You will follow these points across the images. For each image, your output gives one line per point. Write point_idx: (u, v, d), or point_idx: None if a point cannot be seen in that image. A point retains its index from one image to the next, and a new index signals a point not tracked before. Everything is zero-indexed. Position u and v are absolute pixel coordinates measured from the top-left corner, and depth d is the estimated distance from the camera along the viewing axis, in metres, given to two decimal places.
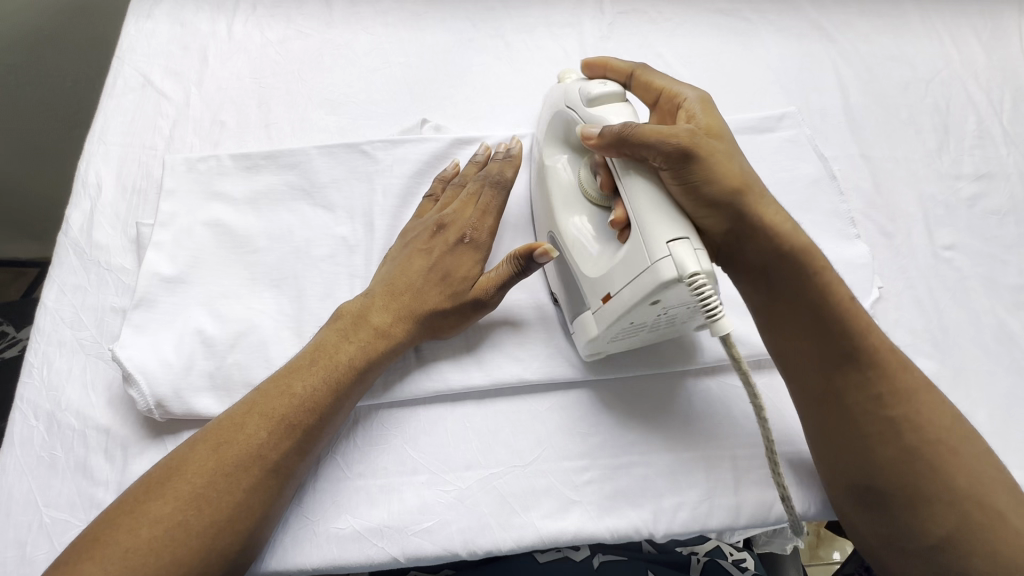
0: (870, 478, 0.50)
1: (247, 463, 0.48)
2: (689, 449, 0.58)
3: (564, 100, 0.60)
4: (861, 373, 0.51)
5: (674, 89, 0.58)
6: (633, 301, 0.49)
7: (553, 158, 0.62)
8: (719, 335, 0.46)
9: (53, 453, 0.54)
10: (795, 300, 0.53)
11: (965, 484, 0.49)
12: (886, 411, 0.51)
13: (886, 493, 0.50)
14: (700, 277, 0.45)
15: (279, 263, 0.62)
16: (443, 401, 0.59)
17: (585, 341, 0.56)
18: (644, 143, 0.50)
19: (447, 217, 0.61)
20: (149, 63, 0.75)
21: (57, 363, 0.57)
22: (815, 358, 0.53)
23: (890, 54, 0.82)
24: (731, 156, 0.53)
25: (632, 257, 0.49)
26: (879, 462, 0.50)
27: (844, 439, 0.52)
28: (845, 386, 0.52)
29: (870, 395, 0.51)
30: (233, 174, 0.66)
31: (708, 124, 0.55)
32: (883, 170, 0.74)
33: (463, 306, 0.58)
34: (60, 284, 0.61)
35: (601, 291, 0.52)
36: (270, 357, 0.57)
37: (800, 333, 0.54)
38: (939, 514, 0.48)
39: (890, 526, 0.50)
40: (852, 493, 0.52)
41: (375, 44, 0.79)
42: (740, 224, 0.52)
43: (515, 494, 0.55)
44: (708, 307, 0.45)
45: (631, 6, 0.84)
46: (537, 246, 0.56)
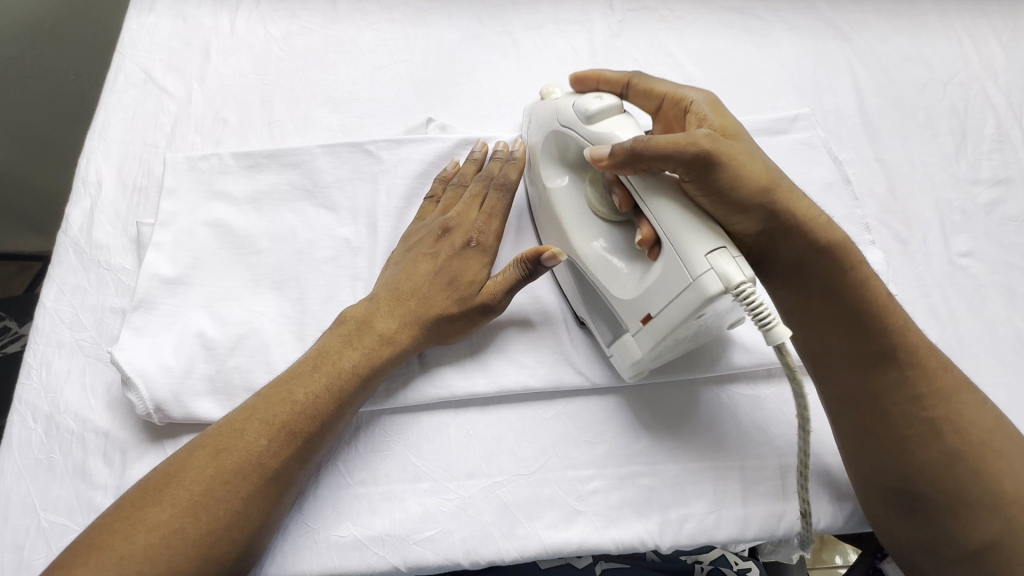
0: (909, 482, 0.49)
1: (246, 471, 0.47)
2: (697, 459, 0.57)
3: (558, 120, 0.58)
4: (898, 374, 0.50)
5: (678, 92, 0.57)
6: (679, 320, 0.47)
7: (554, 181, 0.60)
8: (775, 344, 0.45)
9: (52, 455, 0.53)
10: (830, 300, 0.52)
11: (1008, 487, 0.47)
12: (924, 412, 0.50)
13: (926, 496, 0.48)
14: (747, 287, 0.43)
15: (281, 265, 0.61)
16: (446, 408, 0.58)
17: (627, 363, 0.54)
18: (660, 155, 0.48)
19: (452, 221, 0.60)
20: (151, 58, 0.73)
21: (56, 364, 0.57)
22: (846, 358, 0.52)
23: (907, 54, 0.80)
24: (752, 152, 0.52)
25: (671, 275, 0.47)
26: (921, 465, 0.49)
27: (879, 443, 0.50)
28: (881, 392, 0.51)
29: (907, 398, 0.50)
30: (235, 173, 0.64)
31: (721, 126, 0.54)
32: (898, 174, 0.72)
33: (471, 311, 0.57)
34: (59, 284, 0.60)
35: (640, 313, 0.50)
36: (271, 361, 0.57)
37: (834, 335, 0.53)
38: (982, 519, 0.47)
39: (930, 530, 0.48)
40: (885, 498, 0.50)
41: (380, 41, 0.77)
42: (773, 222, 0.50)
43: (519, 503, 0.54)
44: (761, 317, 0.44)
45: (642, 3, 0.82)
46: (545, 249, 0.54)
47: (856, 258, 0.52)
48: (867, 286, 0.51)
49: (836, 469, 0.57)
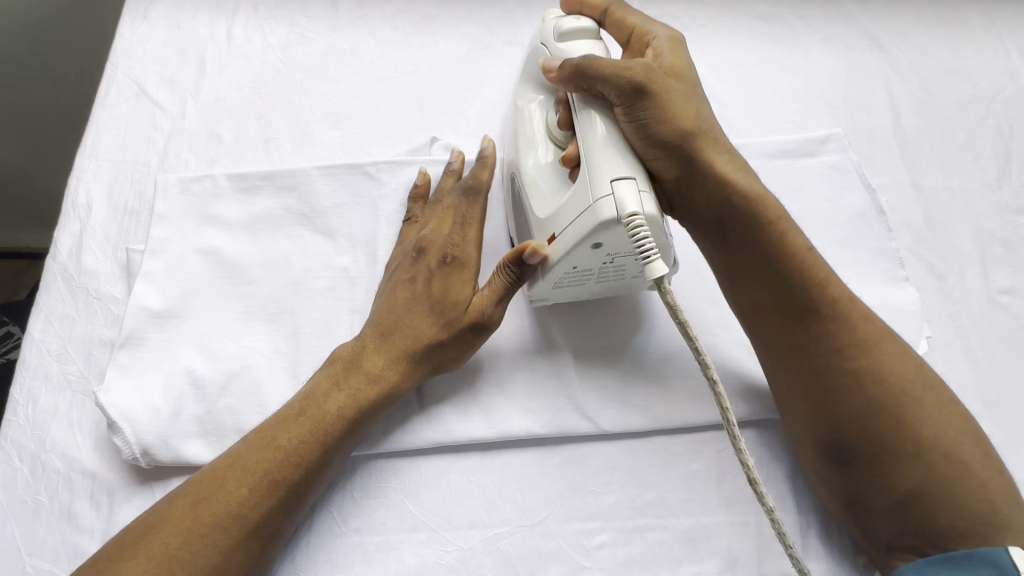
0: (837, 433, 0.48)
1: (224, 524, 0.44)
2: (710, 513, 0.53)
3: (538, 38, 0.56)
4: (822, 325, 0.50)
5: (646, 26, 0.55)
6: (570, 246, 0.46)
7: (526, 98, 0.58)
8: (653, 280, 0.43)
9: (37, 498, 0.51)
10: (756, 250, 0.51)
11: (929, 436, 0.46)
12: (846, 366, 0.48)
13: (852, 449, 0.47)
14: (638, 218, 0.43)
15: (276, 296, 0.58)
16: (445, 452, 0.55)
17: (529, 284, 0.54)
18: (600, 77, 0.48)
19: (426, 238, 0.57)
20: (144, 71, 0.70)
21: (42, 401, 0.55)
22: (772, 308, 0.51)
23: (948, 67, 0.74)
24: (688, 97, 0.51)
25: (577, 196, 0.46)
26: (845, 415, 0.48)
27: (806, 393, 0.50)
28: (805, 345, 0.50)
29: (822, 352, 0.49)
30: (228, 197, 0.61)
31: (672, 64, 0.53)
32: (935, 202, 0.67)
33: (460, 333, 0.53)
34: (46, 314, 0.58)
35: (545, 233, 0.50)
36: (263, 401, 0.54)
37: (755, 286, 0.52)
38: (907, 469, 0.45)
39: (859, 482, 0.47)
40: (822, 453, 0.49)
41: (384, 51, 0.73)
42: (689, 170, 0.50)
43: (521, 557, 0.52)
44: (642, 249, 0.42)
45: (662, 10, 0.77)
46: (525, 246, 0.50)
47: (775, 208, 0.51)
48: (786, 237, 0.50)
49: None
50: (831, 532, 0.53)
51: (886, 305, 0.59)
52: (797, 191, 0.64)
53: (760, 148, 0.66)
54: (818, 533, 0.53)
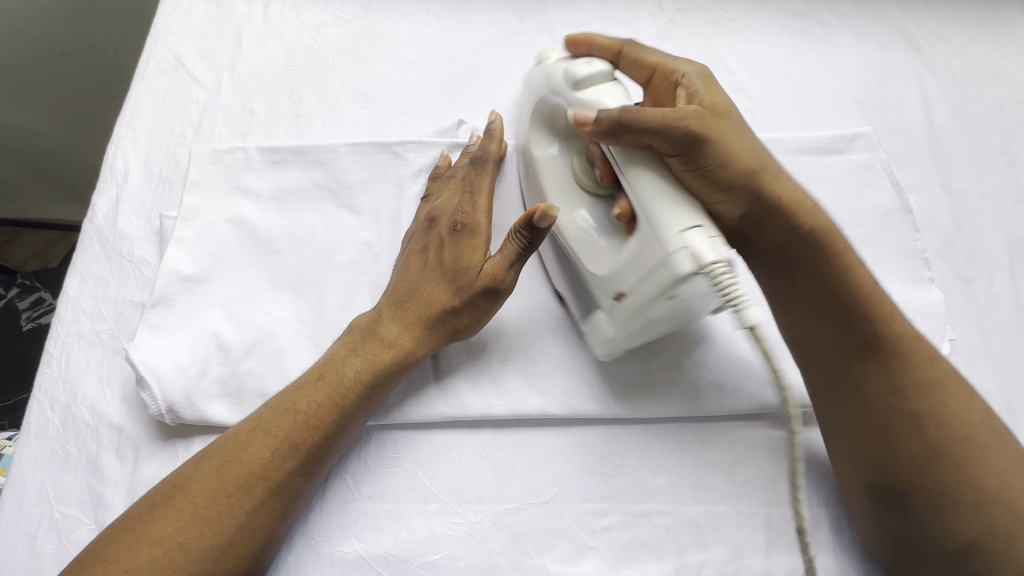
0: (891, 475, 0.46)
1: (249, 484, 0.46)
2: (719, 502, 0.54)
3: (547, 86, 0.56)
4: (884, 364, 0.48)
5: (670, 65, 0.54)
6: (651, 296, 0.46)
7: (542, 149, 0.59)
8: (747, 326, 0.43)
9: (66, 447, 0.53)
10: (822, 290, 0.49)
11: (991, 485, 0.44)
12: (908, 404, 0.47)
13: (907, 490, 0.46)
14: (720, 266, 0.41)
15: (300, 267, 0.59)
16: (459, 426, 0.56)
17: (600, 341, 0.54)
18: (646, 129, 0.46)
19: (437, 209, 0.58)
20: (183, 45, 0.72)
21: (75, 355, 0.57)
22: (832, 341, 0.49)
23: (986, 69, 0.73)
24: (741, 133, 0.50)
25: (646, 250, 0.45)
26: (904, 457, 0.46)
27: (855, 429, 0.48)
28: (870, 388, 0.48)
29: (882, 393, 0.47)
30: (260, 169, 0.63)
31: (713, 102, 0.51)
32: (965, 205, 0.66)
33: (473, 299, 0.53)
34: (82, 274, 0.60)
35: (610, 290, 0.50)
36: (285, 367, 0.55)
37: (818, 323, 0.50)
38: (964, 518, 0.44)
39: (908, 522, 0.46)
40: (871, 495, 0.48)
41: (415, 34, 0.74)
42: (756, 208, 0.48)
43: (529, 533, 0.52)
44: (731, 297, 0.42)
45: (693, 3, 0.77)
46: (535, 209, 0.50)
47: (842, 245, 0.49)
48: (851, 274, 0.48)
49: None
50: (840, 527, 0.52)
51: (908, 305, 0.59)
52: (823, 187, 0.64)
53: (788, 143, 0.65)
54: (827, 528, 0.52)
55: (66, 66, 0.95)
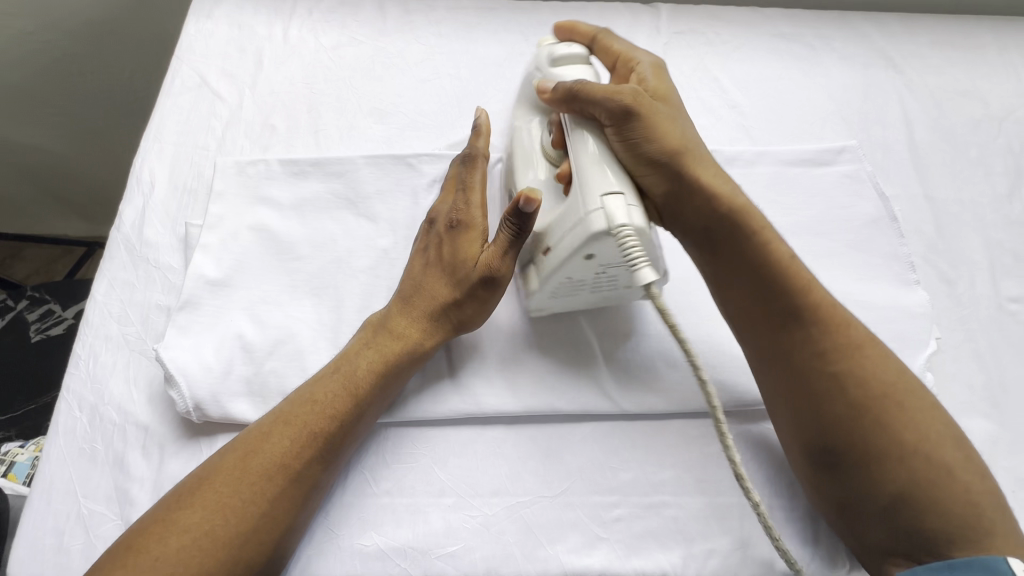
0: (824, 435, 0.49)
1: (271, 472, 0.48)
2: (723, 494, 0.56)
3: (533, 62, 0.62)
4: (806, 328, 0.51)
5: (631, 54, 0.60)
6: (567, 254, 0.50)
7: (524, 120, 0.62)
8: (642, 285, 0.47)
9: (94, 445, 0.55)
10: (743, 261, 0.53)
11: (910, 438, 0.47)
12: (829, 368, 0.50)
13: (838, 452, 0.48)
14: (628, 230, 0.46)
15: (321, 272, 0.62)
16: (473, 423, 0.58)
17: (527, 296, 0.58)
18: (591, 99, 0.53)
19: (436, 210, 0.61)
20: (206, 64, 0.76)
21: (102, 357, 0.59)
22: (757, 305, 0.53)
23: (961, 88, 0.78)
24: (673, 118, 0.56)
25: (571, 210, 0.50)
26: (829, 420, 0.49)
27: (787, 398, 0.51)
28: (791, 347, 0.51)
29: (801, 351, 0.51)
30: (281, 180, 0.66)
31: (656, 88, 0.57)
32: (947, 213, 0.70)
33: (471, 288, 0.56)
34: (109, 279, 0.62)
35: (541, 245, 0.54)
36: (306, 366, 0.58)
37: (741, 287, 0.54)
38: (890, 471, 0.46)
39: (844, 484, 0.48)
40: (810, 458, 0.50)
41: (427, 55, 0.79)
42: (678, 186, 0.54)
43: (542, 525, 0.54)
44: (630, 258, 0.47)
45: (688, 27, 0.82)
46: (520, 195, 0.52)
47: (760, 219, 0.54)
48: (768, 247, 0.53)
49: None
50: None
51: (897, 305, 0.62)
52: (814, 197, 0.68)
53: (779, 156, 0.70)
54: None
55: (86, 85, 1.06)
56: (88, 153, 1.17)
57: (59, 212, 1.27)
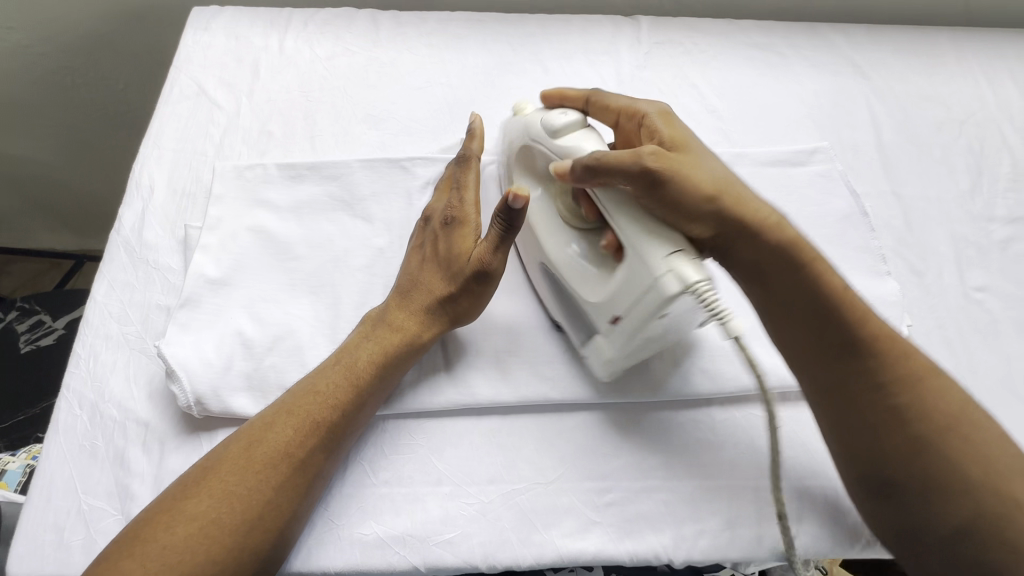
0: (882, 468, 0.50)
1: (275, 460, 0.49)
2: (712, 477, 0.58)
3: (528, 134, 0.62)
4: (863, 362, 0.52)
5: (633, 107, 0.60)
6: (644, 319, 0.51)
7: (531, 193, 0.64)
8: (732, 336, 0.48)
9: (94, 442, 0.56)
10: (801, 296, 0.53)
11: (976, 470, 0.47)
12: (889, 400, 0.50)
13: (896, 483, 0.49)
14: (704, 284, 0.46)
15: (318, 271, 0.64)
16: (469, 414, 0.60)
17: (599, 363, 0.58)
18: (613, 170, 0.51)
19: (430, 209, 0.64)
20: (204, 74, 0.78)
21: (103, 356, 0.60)
22: (815, 342, 0.53)
23: (924, 93, 0.83)
24: (701, 162, 0.55)
25: (632, 277, 0.50)
26: (889, 452, 0.49)
27: (847, 431, 0.52)
28: (849, 381, 0.52)
29: (857, 384, 0.52)
30: (279, 183, 0.68)
31: (672, 137, 0.57)
32: (914, 209, 0.74)
33: (466, 283, 0.58)
34: (110, 280, 0.64)
35: (606, 314, 0.54)
36: (305, 361, 0.59)
37: (801, 326, 0.54)
38: (955, 503, 0.47)
39: (906, 513, 0.49)
40: (866, 489, 0.51)
41: (419, 64, 0.82)
42: (727, 227, 0.53)
43: (537, 511, 0.56)
44: (715, 311, 0.47)
45: (667, 37, 0.86)
46: (509, 193, 0.54)
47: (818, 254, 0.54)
48: (825, 281, 0.53)
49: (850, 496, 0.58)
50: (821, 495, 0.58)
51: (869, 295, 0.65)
52: (789, 195, 0.72)
53: (755, 157, 0.73)
54: (810, 497, 0.57)
55: (78, 96, 1.08)
56: (80, 165, 1.18)
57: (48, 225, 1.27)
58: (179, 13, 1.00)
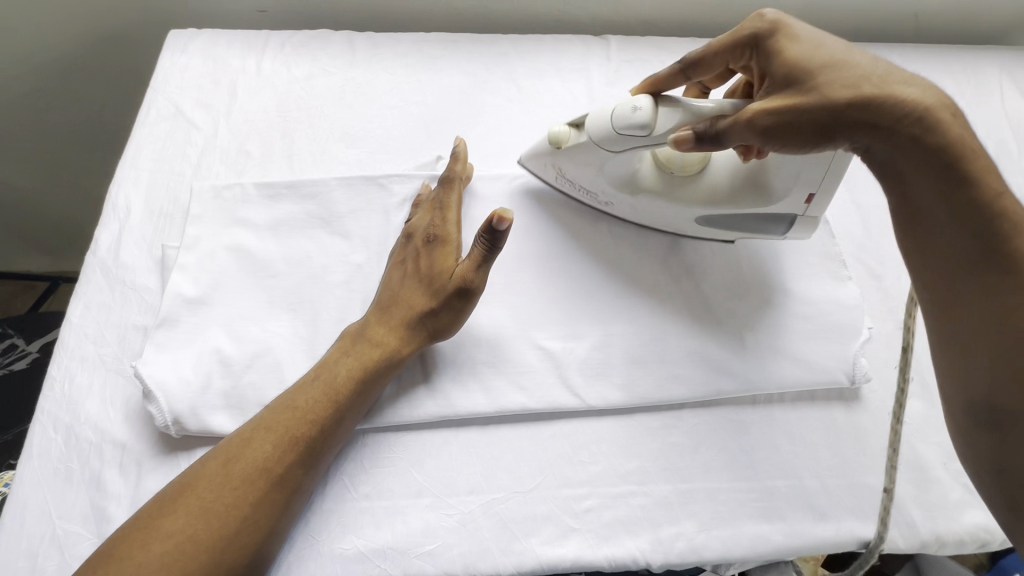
0: (991, 397, 0.45)
1: (253, 477, 0.49)
2: (686, 480, 0.60)
3: (608, 142, 0.61)
4: (999, 278, 0.45)
5: (744, 28, 0.57)
6: (826, 185, 0.59)
7: (645, 178, 0.66)
8: None
9: (69, 465, 0.56)
10: (949, 203, 0.46)
11: None
12: (1018, 321, 0.44)
13: (1005, 413, 0.44)
14: None
15: (296, 288, 0.65)
16: (448, 426, 0.61)
17: (806, 231, 0.66)
18: (731, 129, 0.53)
19: (414, 226, 0.65)
20: (182, 95, 0.79)
21: (78, 378, 0.60)
22: (955, 252, 0.47)
23: None
24: (836, 67, 0.50)
25: (807, 159, 0.57)
26: (1004, 377, 0.44)
27: (965, 349, 0.46)
28: (972, 299, 0.46)
29: (994, 304, 0.45)
30: (256, 202, 0.69)
31: (794, 50, 0.53)
32: (874, 216, 0.77)
33: (448, 299, 0.59)
34: (86, 301, 0.64)
35: (800, 202, 0.61)
36: (284, 378, 0.60)
37: (935, 241, 0.48)
38: None
39: (1010, 450, 0.44)
40: (973, 420, 0.46)
41: (395, 84, 0.84)
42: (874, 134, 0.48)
43: (517, 520, 0.57)
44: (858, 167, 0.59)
45: (636, 55, 0.89)
46: (494, 214, 0.57)
47: (984, 164, 0.46)
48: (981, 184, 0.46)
49: (818, 495, 0.60)
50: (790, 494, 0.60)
51: (833, 300, 0.68)
52: None
53: None
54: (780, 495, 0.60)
55: (52, 117, 1.07)
56: (58, 186, 1.18)
57: (25, 246, 1.26)
58: (157, 36, 1.01)
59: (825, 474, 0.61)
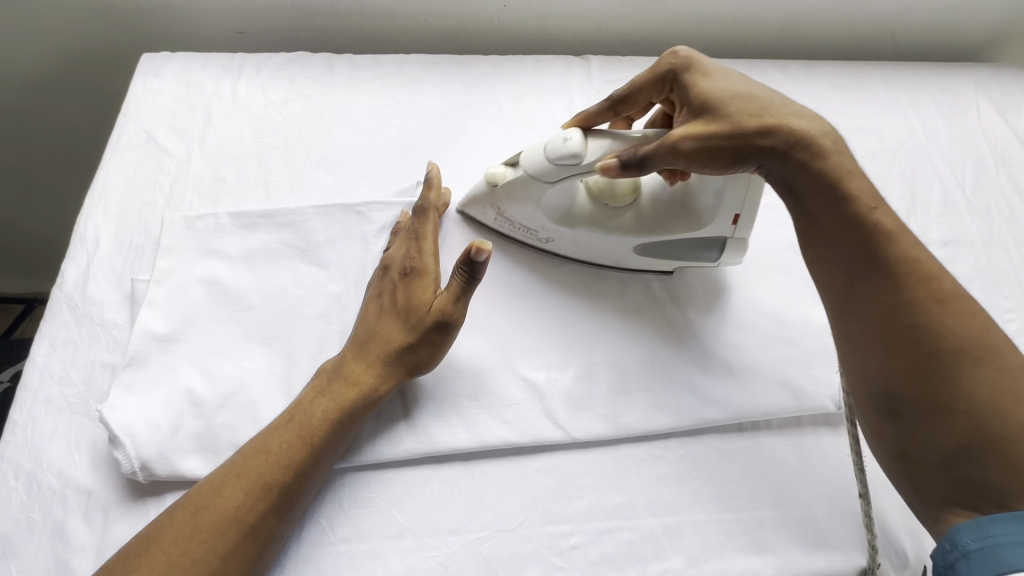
0: (889, 388, 0.51)
1: (223, 528, 0.48)
2: (673, 514, 0.58)
3: (540, 174, 0.62)
4: (887, 281, 0.51)
5: (661, 63, 0.62)
6: (747, 203, 0.62)
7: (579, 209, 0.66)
8: None
9: (31, 515, 0.53)
10: (839, 216, 0.53)
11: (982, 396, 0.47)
12: (907, 317, 0.50)
13: (901, 400, 0.50)
14: None
15: (271, 321, 0.63)
16: (429, 462, 0.59)
17: (737, 255, 0.67)
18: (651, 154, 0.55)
19: (390, 257, 0.64)
20: (154, 121, 0.77)
21: (42, 422, 0.57)
22: (849, 259, 0.53)
23: (859, 125, 0.88)
24: (738, 98, 0.56)
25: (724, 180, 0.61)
26: (894, 370, 0.50)
27: (864, 346, 0.52)
28: (868, 303, 0.52)
29: (884, 304, 0.51)
30: (231, 232, 0.67)
31: (704, 83, 0.58)
32: None
33: (427, 333, 0.58)
34: (51, 339, 0.61)
35: (727, 220, 0.63)
36: (258, 418, 0.58)
37: (831, 250, 0.55)
38: (953, 425, 0.48)
39: (908, 432, 0.50)
40: (876, 410, 0.52)
41: (374, 106, 0.82)
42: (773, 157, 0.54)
43: (501, 559, 0.55)
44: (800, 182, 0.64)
45: (618, 75, 0.89)
46: (472, 245, 0.56)
47: (862, 185, 0.54)
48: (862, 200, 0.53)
49: (808, 525, 0.59)
50: (779, 525, 0.59)
51: (817, 324, 0.68)
52: None
53: None
54: (770, 527, 0.59)
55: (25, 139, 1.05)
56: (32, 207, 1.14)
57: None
58: (131, 57, 0.98)
59: (814, 503, 0.60)
